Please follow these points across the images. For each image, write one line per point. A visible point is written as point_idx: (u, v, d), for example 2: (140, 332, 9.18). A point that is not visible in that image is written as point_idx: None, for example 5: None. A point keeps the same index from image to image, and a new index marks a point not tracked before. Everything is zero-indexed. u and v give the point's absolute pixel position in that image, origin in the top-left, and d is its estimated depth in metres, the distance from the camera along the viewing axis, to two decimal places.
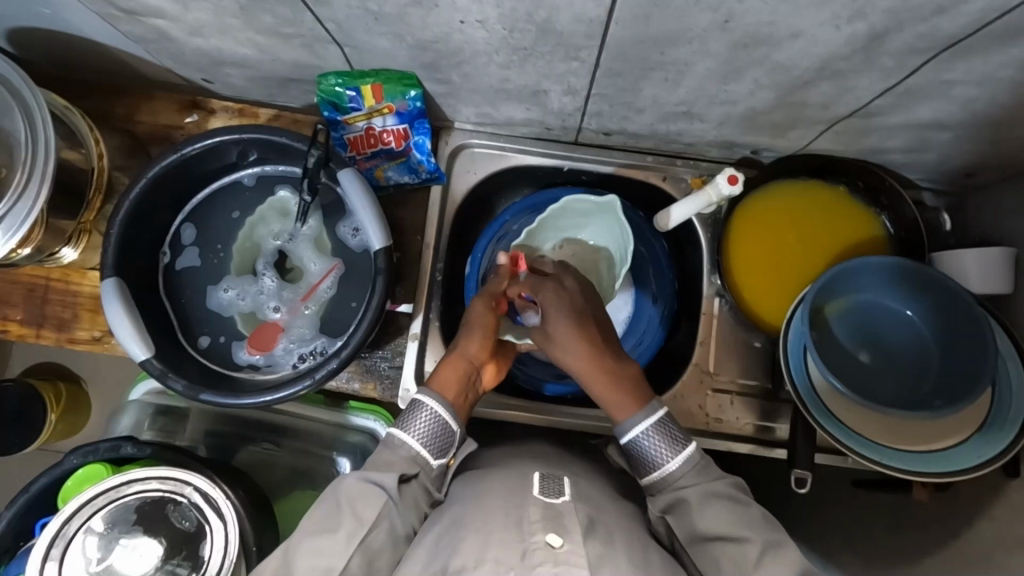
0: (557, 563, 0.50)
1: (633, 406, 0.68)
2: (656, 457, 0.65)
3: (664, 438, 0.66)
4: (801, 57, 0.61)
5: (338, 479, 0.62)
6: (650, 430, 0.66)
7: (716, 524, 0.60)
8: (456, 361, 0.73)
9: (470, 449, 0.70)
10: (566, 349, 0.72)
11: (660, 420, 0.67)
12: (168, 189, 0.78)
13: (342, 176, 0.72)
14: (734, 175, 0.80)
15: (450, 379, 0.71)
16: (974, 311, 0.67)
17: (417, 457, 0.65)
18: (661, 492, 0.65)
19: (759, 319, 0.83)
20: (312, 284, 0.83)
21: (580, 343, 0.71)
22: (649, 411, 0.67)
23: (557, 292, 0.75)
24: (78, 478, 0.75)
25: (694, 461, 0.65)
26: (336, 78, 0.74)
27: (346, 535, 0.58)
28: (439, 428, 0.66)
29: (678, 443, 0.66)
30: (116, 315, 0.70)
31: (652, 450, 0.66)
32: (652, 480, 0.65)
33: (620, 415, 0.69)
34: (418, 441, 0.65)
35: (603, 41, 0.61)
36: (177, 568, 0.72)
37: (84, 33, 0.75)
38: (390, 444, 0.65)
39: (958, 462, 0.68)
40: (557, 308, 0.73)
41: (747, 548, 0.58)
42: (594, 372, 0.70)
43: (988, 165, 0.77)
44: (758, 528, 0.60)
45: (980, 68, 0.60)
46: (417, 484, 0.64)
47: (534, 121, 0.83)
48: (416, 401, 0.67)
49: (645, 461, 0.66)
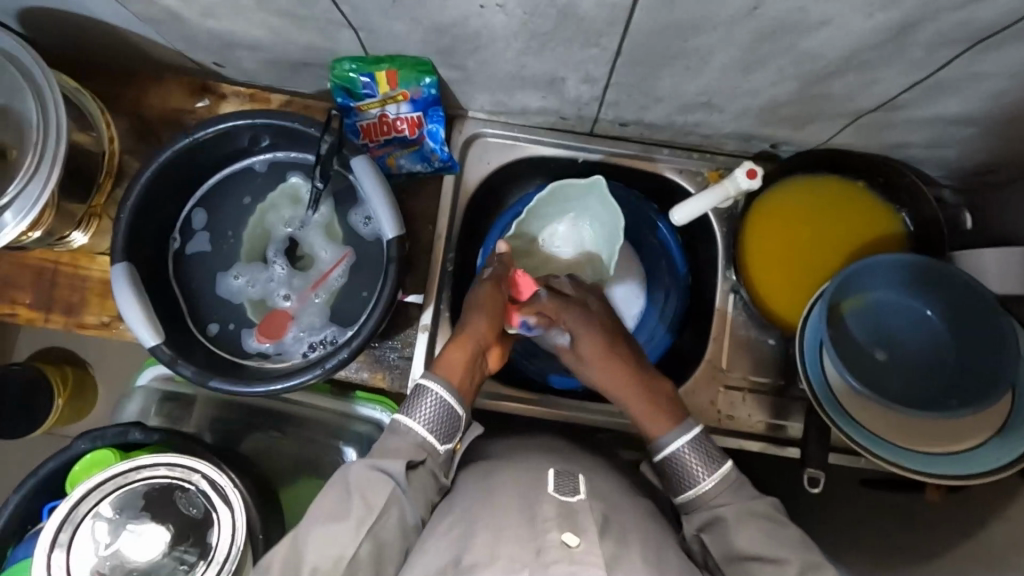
0: (571, 562, 0.49)
1: (667, 424, 0.69)
2: (693, 473, 0.65)
3: (699, 454, 0.66)
4: (828, 47, 0.59)
5: (346, 465, 0.61)
6: (686, 446, 0.66)
7: (750, 543, 0.59)
8: (463, 343, 0.73)
9: (476, 433, 0.73)
10: (592, 366, 0.77)
11: (698, 437, 0.67)
12: (180, 172, 0.77)
13: (355, 162, 0.71)
14: (752, 168, 0.80)
15: (456, 360, 0.71)
16: (994, 312, 0.66)
17: (424, 443, 0.64)
18: (698, 512, 0.64)
19: (774, 315, 0.82)
20: (322, 272, 0.82)
21: (608, 354, 0.76)
22: (683, 426, 0.68)
23: (584, 314, 0.79)
24: (85, 464, 0.74)
25: (728, 479, 0.64)
26: (350, 63, 0.73)
27: (355, 522, 0.57)
28: (444, 413, 0.65)
29: (713, 460, 0.65)
30: (126, 298, 0.70)
31: (686, 466, 0.65)
32: (687, 497, 0.64)
33: (658, 431, 0.69)
34: (422, 426, 0.64)
35: (624, 27, 0.60)
36: (184, 554, 0.72)
37: (95, 13, 0.74)
38: (396, 431, 0.64)
39: (972, 464, 0.67)
40: (585, 330, 0.78)
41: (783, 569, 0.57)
42: (621, 386, 0.74)
43: (1010, 162, 0.76)
44: (797, 548, 0.58)
45: (1012, 61, 0.58)
46: (425, 470, 0.63)
47: (550, 110, 0.82)
48: (420, 385, 0.66)
49: (681, 478, 0.65)
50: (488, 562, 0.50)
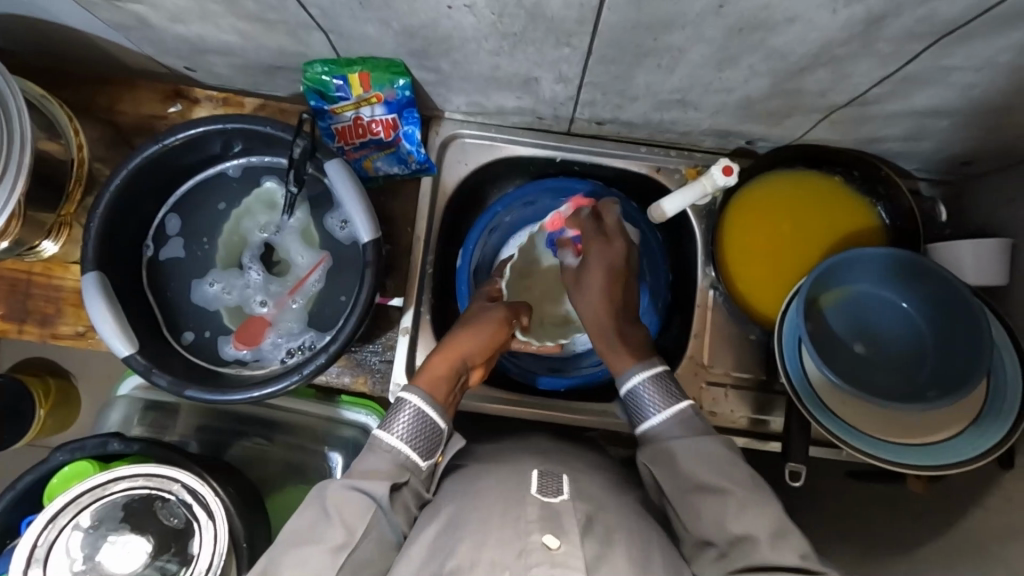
0: (554, 565, 0.50)
1: (631, 358, 0.74)
2: (649, 408, 0.69)
3: (658, 391, 0.70)
4: (797, 43, 0.59)
5: (323, 483, 0.61)
6: (646, 382, 0.70)
7: (698, 472, 0.62)
8: (448, 356, 0.73)
9: (457, 447, 0.69)
10: (586, 295, 0.81)
11: (658, 373, 0.71)
12: (151, 179, 0.76)
13: (330, 167, 0.71)
14: (729, 164, 0.79)
15: (439, 372, 0.70)
16: (970, 302, 0.67)
17: (406, 461, 0.64)
18: (650, 444, 0.67)
19: (754, 310, 0.82)
20: (300, 277, 0.81)
21: (603, 297, 0.80)
22: (646, 363, 0.72)
23: (603, 245, 0.82)
24: (65, 475, 0.74)
25: (682, 416, 0.68)
26: (322, 66, 0.72)
27: (334, 546, 0.56)
28: (423, 425, 0.65)
29: (672, 398, 0.69)
30: (98, 309, 0.69)
31: (649, 403, 0.70)
32: (646, 429, 0.69)
33: (623, 366, 0.74)
34: (402, 443, 0.64)
35: (594, 26, 0.59)
36: (166, 565, 0.72)
37: (60, 19, 0.73)
38: (375, 449, 0.64)
39: (950, 455, 0.67)
40: (596, 257, 0.81)
41: (727, 501, 0.60)
42: (599, 321, 0.79)
43: (984, 153, 0.76)
44: (743, 483, 0.61)
45: (981, 53, 0.58)
46: (408, 489, 0.63)
47: (526, 110, 0.82)
48: (399, 398, 0.67)
49: (641, 409, 0.70)
50: (471, 567, 0.50)
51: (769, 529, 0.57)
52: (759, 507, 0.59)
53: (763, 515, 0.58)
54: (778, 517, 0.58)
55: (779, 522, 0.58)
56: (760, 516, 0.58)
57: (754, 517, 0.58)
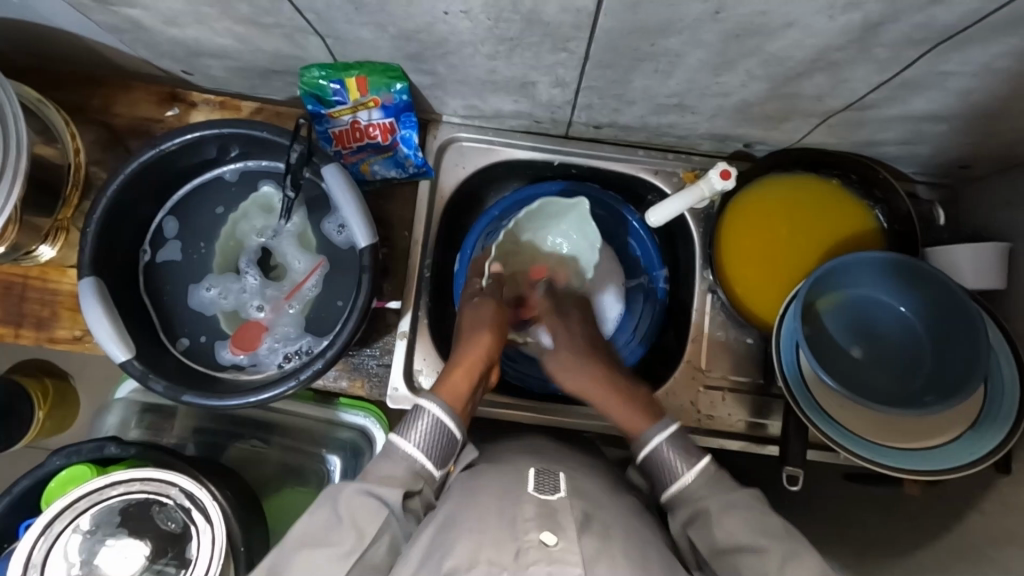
0: (551, 562, 0.49)
1: (644, 421, 0.72)
2: (675, 469, 0.67)
3: (677, 450, 0.68)
4: (794, 49, 0.59)
5: (337, 489, 0.61)
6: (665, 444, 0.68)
7: (736, 533, 0.60)
8: (467, 369, 0.73)
9: (471, 457, 0.69)
10: (569, 372, 0.82)
11: (673, 435, 0.69)
12: (148, 182, 0.76)
13: (326, 170, 0.71)
14: (727, 168, 0.79)
15: (458, 385, 0.71)
16: (967, 306, 0.67)
17: (421, 469, 0.63)
18: (682, 506, 0.65)
19: (751, 315, 0.82)
20: (296, 282, 0.81)
21: (582, 367, 0.81)
22: (661, 424, 0.70)
23: (563, 322, 0.86)
24: (61, 479, 0.74)
25: (708, 473, 0.66)
26: (319, 70, 0.72)
27: (345, 549, 0.56)
28: (439, 435, 0.65)
29: (693, 455, 0.67)
30: (95, 315, 0.69)
31: (674, 464, 0.67)
32: (671, 494, 0.66)
33: (641, 425, 0.71)
34: (418, 451, 0.64)
35: (591, 31, 0.59)
36: (165, 567, 0.72)
37: (55, 23, 0.72)
38: (390, 456, 0.64)
39: (948, 459, 0.67)
40: (563, 336, 0.85)
41: (766, 558, 0.58)
42: (596, 392, 0.78)
43: (983, 157, 0.76)
44: (777, 537, 0.60)
45: (977, 59, 0.58)
46: (421, 499, 0.63)
47: (523, 114, 0.82)
48: (418, 407, 0.66)
49: (664, 476, 0.67)
50: (468, 564, 0.50)
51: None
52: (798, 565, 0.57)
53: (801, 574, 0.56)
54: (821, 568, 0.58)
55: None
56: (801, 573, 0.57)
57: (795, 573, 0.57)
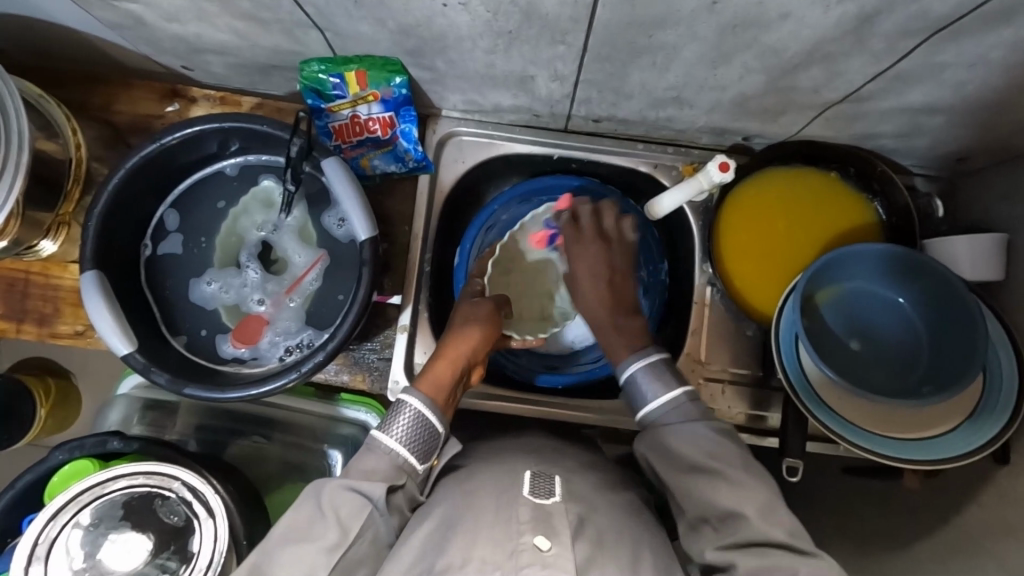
0: (544, 565, 0.51)
1: (626, 351, 0.73)
2: (647, 394, 0.68)
3: (654, 376, 0.69)
4: (791, 40, 0.59)
5: (318, 483, 0.60)
6: (643, 368, 0.69)
7: (692, 454, 0.62)
8: (451, 360, 0.73)
9: (454, 451, 0.69)
10: (581, 292, 0.80)
11: (654, 364, 0.70)
12: (150, 177, 0.76)
13: (326, 164, 0.71)
14: (726, 161, 0.79)
15: (441, 378, 0.70)
16: (965, 298, 0.67)
17: (404, 463, 0.64)
18: (647, 429, 0.67)
19: (750, 307, 0.83)
20: (297, 276, 0.82)
21: (603, 292, 0.79)
22: (643, 354, 0.71)
23: (591, 245, 0.82)
24: (65, 474, 0.74)
25: (679, 402, 0.67)
26: (319, 64, 0.73)
27: (327, 545, 0.56)
28: (422, 428, 0.65)
29: (668, 384, 0.68)
30: (96, 308, 0.69)
31: (646, 388, 0.68)
32: (645, 415, 0.68)
33: (621, 356, 0.73)
34: (399, 445, 0.64)
35: (589, 24, 0.60)
36: (166, 562, 0.71)
37: (57, 19, 0.73)
38: (374, 449, 0.64)
39: (945, 450, 0.68)
40: (590, 257, 0.81)
41: (718, 484, 0.59)
42: (599, 317, 0.77)
43: (981, 149, 0.76)
44: (735, 463, 0.61)
45: (973, 50, 0.59)
46: (404, 493, 0.63)
47: (522, 108, 0.82)
48: (400, 400, 0.66)
49: (637, 393, 0.69)
50: (461, 564, 0.51)
51: (759, 505, 0.57)
52: (750, 491, 0.58)
53: (751, 498, 0.58)
54: (768, 500, 0.58)
55: (767, 500, 0.58)
56: (750, 496, 0.58)
57: (745, 499, 0.58)
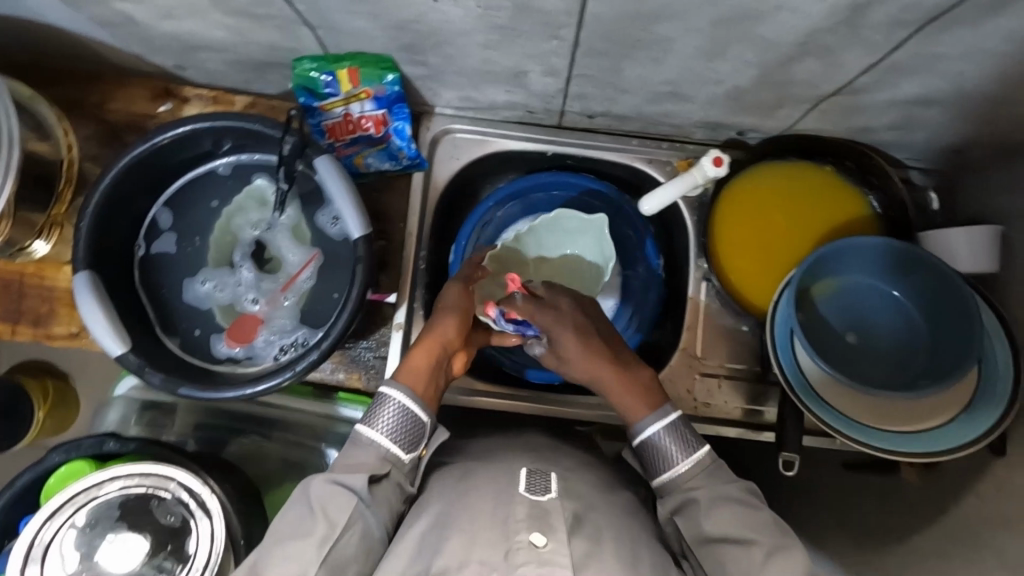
0: (541, 563, 0.51)
1: (644, 407, 0.70)
2: (669, 458, 0.67)
3: (672, 439, 0.67)
4: (784, 32, 0.59)
5: (305, 481, 0.61)
6: (660, 432, 0.68)
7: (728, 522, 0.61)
8: (429, 347, 0.72)
9: (441, 438, 0.69)
10: (576, 364, 0.75)
11: (674, 422, 0.68)
12: (142, 176, 0.76)
13: (319, 163, 0.71)
14: (719, 155, 0.79)
15: (420, 366, 0.70)
16: (961, 290, 0.67)
17: (388, 454, 0.63)
18: (672, 494, 0.66)
19: (746, 301, 0.82)
20: (291, 275, 0.82)
21: (595, 356, 0.74)
22: (660, 412, 0.69)
23: (556, 317, 0.76)
24: (61, 475, 0.74)
25: (704, 464, 0.66)
26: (311, 63, 0.73)
27: (317, 539, 0.57)
28: (406, 420, 0.65)
29: (691, 446, 0.67)
30: (90, 309, 0.69)
31: (666, 453, 0.67)
32: (663, 480, 0.66)
33: (637, 415, 0.70)
34: (383, 437, 0.64)
35: (582, 18, 0.59)
36: (164, 562, 0.71)
37: (49, 18, 0.72)
38: (357, 443, 0.64)
39: (941, 442, 0.67)
40: (560, 328, 0.76)
41: (753, 551, 0.59)
42: (610, 381, 0.73)
43: (977, 142, 0.76)
44: (768, 532, 0.60)
45: (968, 40, 0.58)
46: (389, 483, 0.63)
47: (517, 104, 0.82)
48: (381, 393, 0.66)
49: (656, 461, 0.67)
50: (458, 565, 0.51)
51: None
52: (782, 560, 0.58)
53: (785, 568, 0.58)
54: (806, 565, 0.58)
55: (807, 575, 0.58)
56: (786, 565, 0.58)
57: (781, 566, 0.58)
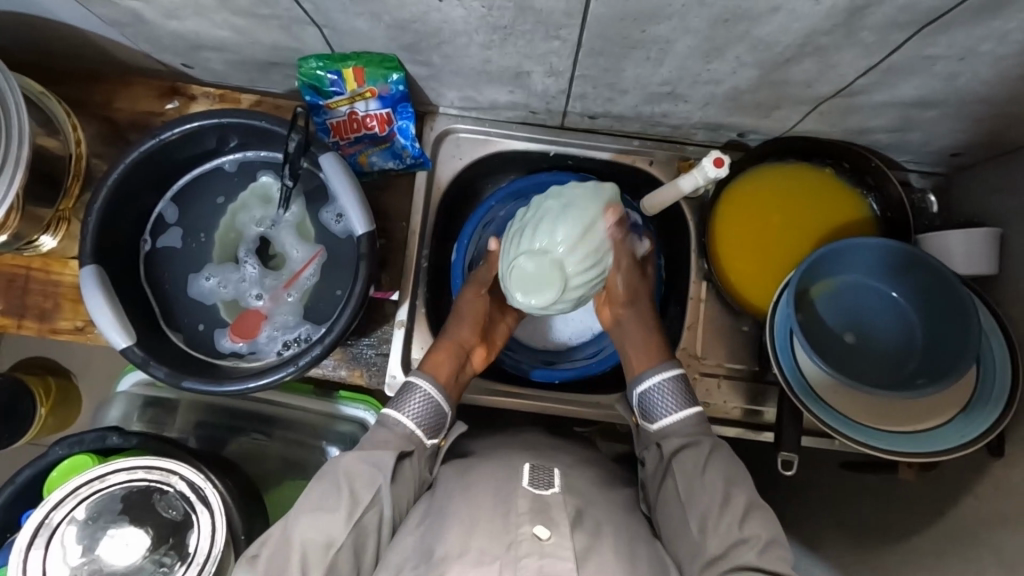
0: (543, 556, 0.51)
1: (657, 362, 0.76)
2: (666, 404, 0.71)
3: (674, 390, 0.72)
4: (781, 33, 0.60)
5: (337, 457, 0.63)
6: (663, 381, 0.72)
7: None
8: (450, 348, 0.77)
9: (460, 431, 0.72)
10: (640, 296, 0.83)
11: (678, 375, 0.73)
12: (148, 172, 0.76)
13: (322, 160, 0.72)
14: (719, 157, 0.77)
15: (443, 364, 0.75)
16: (958, 290, 0.67)
17: (414, 436, 0.67)
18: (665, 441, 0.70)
19: (745, 301, 0.83)
20: (294, 271, 0.82)
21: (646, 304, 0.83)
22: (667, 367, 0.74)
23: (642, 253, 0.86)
24: (63, 469, 0.74)
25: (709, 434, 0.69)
26: (316, 61, 0.73)
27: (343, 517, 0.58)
28: (433, 407, 0.69)
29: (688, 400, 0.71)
30: (96, 302, 0.70)
31: (665, 399, 0.72)
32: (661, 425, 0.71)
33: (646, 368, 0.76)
34: (411, 420, 0.68)
35: (583, 18, 0.60)
36: (164, 558, 0.72)
37: (57, 16, 0.73)
38: (387, 424, 0.67)
39: (937, 442, 0.68)
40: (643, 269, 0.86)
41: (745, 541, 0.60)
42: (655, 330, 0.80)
43: (974, 143, 0.77)
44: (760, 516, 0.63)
45: (962, 42, 0.59)
46: (413, 464, 0.66)
47: (519, 105, 0.83)
48: (410, 383, 0.70)
49: (657, 405, 0.72)
50: (461, 555, 0.51)
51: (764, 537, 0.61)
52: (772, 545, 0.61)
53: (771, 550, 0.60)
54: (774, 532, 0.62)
55: (772, 536, 0.61)
56: (757, 524, 0.62)
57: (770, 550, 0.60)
